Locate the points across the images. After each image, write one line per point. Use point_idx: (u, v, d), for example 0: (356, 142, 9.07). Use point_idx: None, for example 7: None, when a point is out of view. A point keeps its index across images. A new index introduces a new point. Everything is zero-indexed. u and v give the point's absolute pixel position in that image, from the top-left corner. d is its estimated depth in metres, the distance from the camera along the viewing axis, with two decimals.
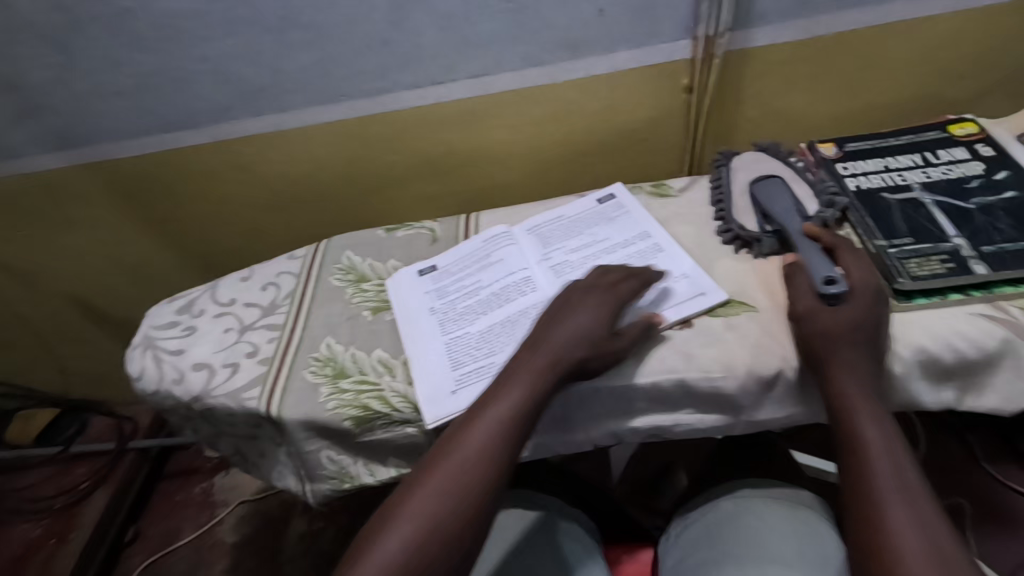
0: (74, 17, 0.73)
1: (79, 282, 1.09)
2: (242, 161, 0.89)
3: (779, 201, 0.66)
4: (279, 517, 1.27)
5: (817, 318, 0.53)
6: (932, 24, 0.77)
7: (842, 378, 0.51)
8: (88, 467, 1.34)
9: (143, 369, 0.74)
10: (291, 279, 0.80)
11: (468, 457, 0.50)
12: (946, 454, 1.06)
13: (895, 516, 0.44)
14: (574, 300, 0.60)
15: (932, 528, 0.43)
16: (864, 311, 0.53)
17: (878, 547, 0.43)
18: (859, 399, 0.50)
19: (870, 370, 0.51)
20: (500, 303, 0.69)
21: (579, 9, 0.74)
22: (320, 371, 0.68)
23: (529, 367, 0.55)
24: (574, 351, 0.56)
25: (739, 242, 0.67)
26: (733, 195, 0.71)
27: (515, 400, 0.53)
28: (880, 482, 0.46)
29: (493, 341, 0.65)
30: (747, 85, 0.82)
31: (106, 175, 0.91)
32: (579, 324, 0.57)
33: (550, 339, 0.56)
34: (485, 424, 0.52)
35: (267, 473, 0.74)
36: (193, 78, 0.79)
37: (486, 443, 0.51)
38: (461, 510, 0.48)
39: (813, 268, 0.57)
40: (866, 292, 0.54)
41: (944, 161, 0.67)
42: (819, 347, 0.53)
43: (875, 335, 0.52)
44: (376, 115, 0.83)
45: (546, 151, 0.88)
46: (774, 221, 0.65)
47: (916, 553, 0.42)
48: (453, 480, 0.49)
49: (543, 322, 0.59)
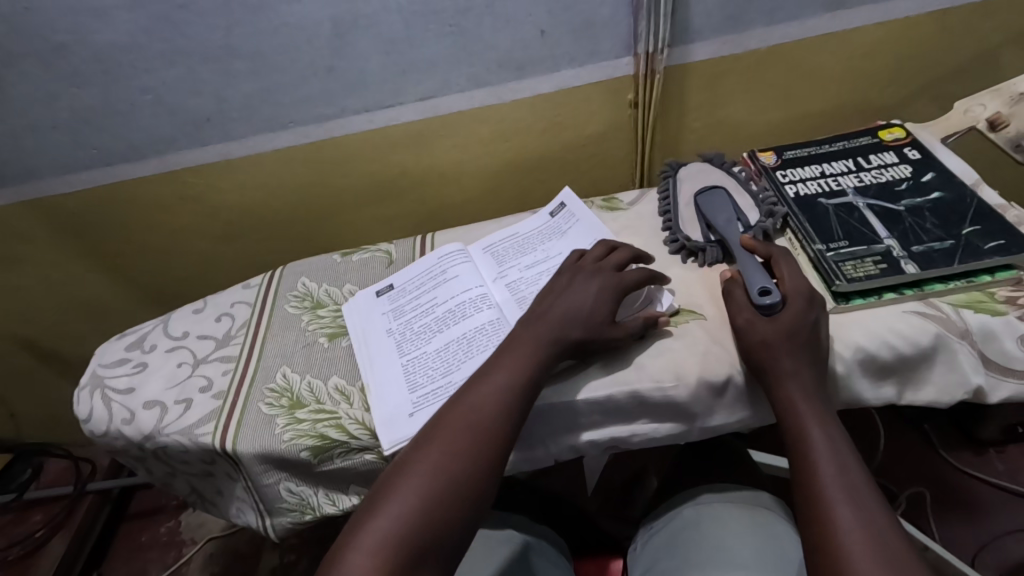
0: (5, 53, 0.71)
1: (26, 323, 1.05)
2: (192, 191, 0.88)
3: (721, 211, 0.68)
4: (250, 552, 1.24)
5: (755, 327, 0.55)
6: (858, 35, 0.81)
7: (787, 383, 0.52)
8: (44, 515, 1.30)
9: (91, 410, 0.71)
10: (246, 309, 0.79)
11: (470, 430, 0.51)
12: (905, 443, 1.10)
13: (841, 510, 0.45)
14: (578, 281, 0.61)
15: (877, 521, 0.44)
16: (800, 317, 0.54)
17: (828, 544, 0.44)
18: (802, 401, 0.51)
19: (812, 375, 0.53)
20: (455, 321, 0.69)
21: (521, 29, 0.75)
22: (275, 402, 0.66)
23: (533, 343, 0.57)
24: (575, 326, 0.58)
25: (686, 251, 0.69)
26: (679, 205, 0.73)
27: (514, 373, 0.54)
28: (826, 479, 0.47)
29: (449, 360, 0.65)
30: (691, 97, 0.84)
31: (49, 211, 0.88)
32: (583, 303, 0.59)
33: (553, 316, 0.58)
34: (485, 398, 0.53)
35: (226, 509, 0.73)
36: (135, 110, 0.78)
37: (486, 415, 0.52)
38: (461, 482, 0.48)
39: (750, 279, 0.59)
40: (799, 298, 0.55)
41: (875, 166, 0.70)
42: (763, 355, 0.54)
43: (813, 339, 0.54)
44: (326, 141, 0.83)
45: (499, 169, 0.89)
46: (717, 231, 0.67)
47: (862, 547, 0.42)
48: (451, 453, 0.50)
49: (545, 301, 0.61)
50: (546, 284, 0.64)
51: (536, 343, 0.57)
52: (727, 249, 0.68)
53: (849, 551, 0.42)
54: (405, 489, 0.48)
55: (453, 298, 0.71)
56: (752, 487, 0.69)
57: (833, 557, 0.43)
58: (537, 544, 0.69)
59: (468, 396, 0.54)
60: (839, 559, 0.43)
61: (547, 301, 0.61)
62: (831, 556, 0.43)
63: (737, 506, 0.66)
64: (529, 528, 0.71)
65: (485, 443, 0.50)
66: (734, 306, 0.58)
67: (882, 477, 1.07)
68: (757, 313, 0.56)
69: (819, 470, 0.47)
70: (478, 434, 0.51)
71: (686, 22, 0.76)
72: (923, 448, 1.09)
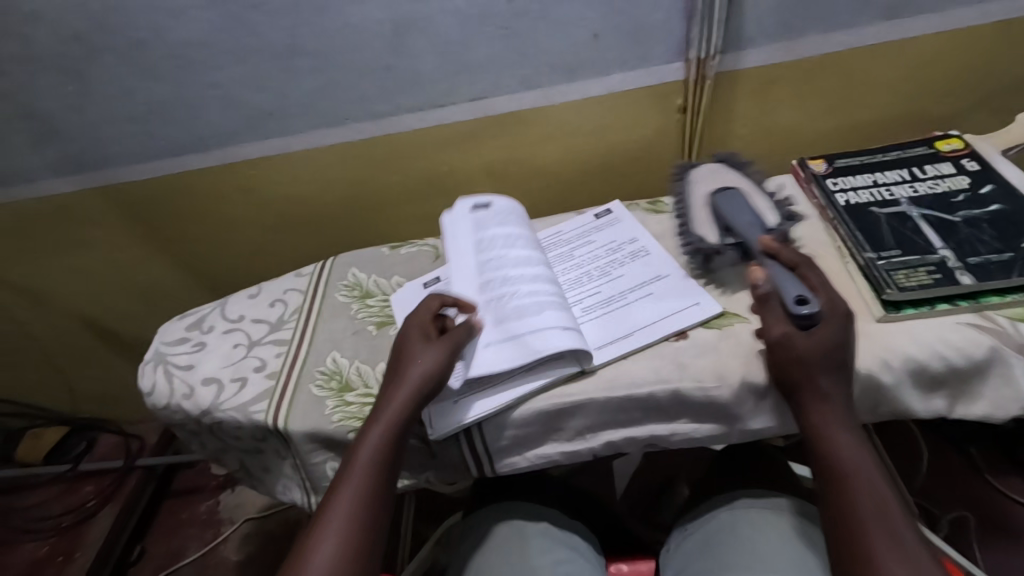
0: (90, 48, 0.76)
1: (89, 303, 1.11)
2: (250, 182, 0.92)
3: (742, 213, 0.67)
4: (284, 535, 1.28)
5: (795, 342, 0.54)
6: (915, 44, 0.80)
7: (820, 398, 0.53)
8: (95, 487, 1.36)
9: (154, 384, 0.75)
10: (298, 296, 0.83)
11: (360, 487, 0.54)
12: (948, 466, 1.07)
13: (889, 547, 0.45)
14: (418, 342, 0.61)
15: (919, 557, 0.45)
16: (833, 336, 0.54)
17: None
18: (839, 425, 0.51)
19: (844, 395, 0.53)
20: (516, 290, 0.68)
21: (573, 34, 0.77)
22: (326, 384, 0.70)
23: (405, 394, 0.58)
24: (425, 392, 0.58)
25: (703, 254, 0.67)
26: (692, 208, 0.72)
27: (377, 449, 0.56)
28: (870, 508, 0.47)
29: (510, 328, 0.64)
30: (740, 103, 0.84)
31: (118, 198, 0.94)
32: (424, 364, 0.59)
33: (411, 376, 0.58)
34: (355, 482, 0.54)
35: (272, 487, 0.77)
36: (204, 104, 0.82)
37: (358, 497, 0.54)
38: (348, 558, 0.51)
39: (782, 287, 0.57)
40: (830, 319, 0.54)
41: (930, 176, 0.69)
42: (797, 371, 0.53)
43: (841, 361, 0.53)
44: (379, 138, 0.87)
45: (544, 170, 0.91)
46: (738, 233, 0.66)
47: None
48: (342, 529, 0.52)
49: (391, 366, 0.61)
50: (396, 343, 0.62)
51: (392, 417, 0.57)
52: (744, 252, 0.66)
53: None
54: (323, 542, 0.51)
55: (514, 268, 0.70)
56: (791, 495, 0.69)
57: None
58: (570, 539, 0.70)
59: (363, 442, 0.56)
60: None
61: (391, 369, 0.60)
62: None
63: (775, 511, 0.66)
64: (563, 523, 0.72)
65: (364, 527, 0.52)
66: (774, 319, 0.56)
67: (923, 498, 1.04)
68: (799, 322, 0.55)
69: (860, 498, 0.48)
70: (360, 507, 0.53)
71: (739, 29, 0.77)
72: (967, 471, 1.06)
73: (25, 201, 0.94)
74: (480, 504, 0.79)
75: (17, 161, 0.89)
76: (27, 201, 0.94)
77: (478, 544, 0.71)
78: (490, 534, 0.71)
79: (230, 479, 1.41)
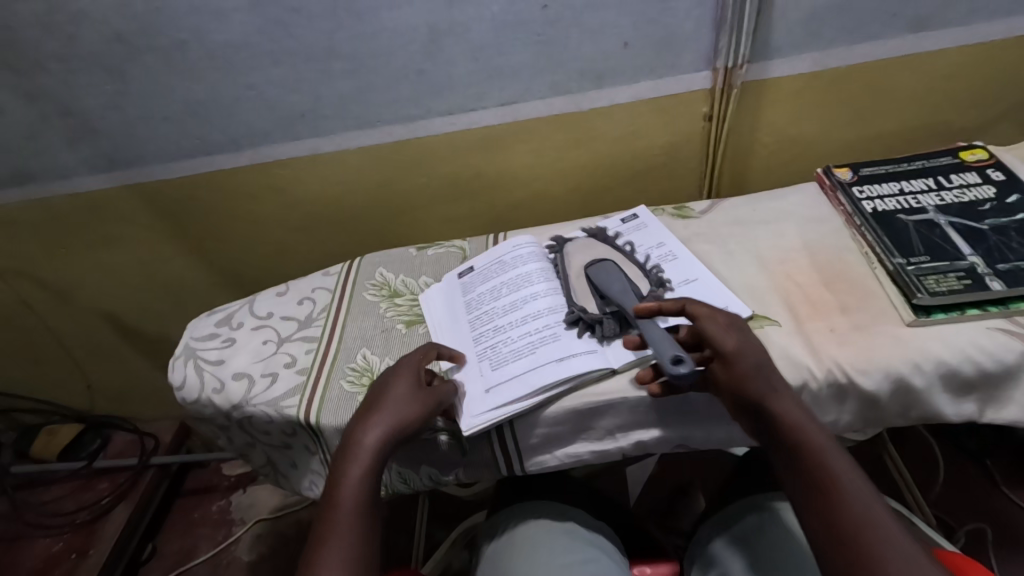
0: (132, 48, 0.78)
1: (113, 300, 1.13)
2: (280, 182, 0.93)
3: (614, 282, 0.67)
4: (296, 536, 1.29)
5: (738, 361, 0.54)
6: (939, 56, 0.81)
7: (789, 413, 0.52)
8: (109, 484, 1.37)
9: (184, 378, 0.76)
10: (326, 294, 0.84)
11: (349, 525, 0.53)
12: (964, 477, 1.07)
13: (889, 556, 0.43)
14: (397, 384, 0.61)
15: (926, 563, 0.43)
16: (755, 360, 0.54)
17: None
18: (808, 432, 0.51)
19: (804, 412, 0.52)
20: (531, 306, 0.71)
21: (604, 42, 0.79)
22: (357, 380, 0.71)
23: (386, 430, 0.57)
24: (408, 431, 0.58)
25: (584, 324, 0.66)
26: (569, 277, 0.72)
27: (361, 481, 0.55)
28: (860, 521, 0.45)
29: (528, 341, 0.67)
30: (764, 112, 0.86)
31: (148, 196, 0.95)
32: (403, 405, 0.59)
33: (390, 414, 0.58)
34: (341, 525, 0.53)
35: (299, 483, 0.77)
36: (239, 105, 0.84)
37: (349, 529, 0.53)
38: None
39: (660, 348, 0.54)
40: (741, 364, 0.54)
41: (956, 185, 0.70)
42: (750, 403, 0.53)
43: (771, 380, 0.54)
44: (409, 141, 0.88)
45: (570, 175, 0.93)
46: (613, 301, 0.66)
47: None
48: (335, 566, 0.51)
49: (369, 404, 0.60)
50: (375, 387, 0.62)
51: (371, 451, 0.56)
52: (622, 320, 0.66)
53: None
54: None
55: (525, 288, 0.73)
56: None
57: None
58: (598, 539, 0.71)
59: (346, 478, 0.55)
60: None
61: (367, 407, 0.60)
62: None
63: None
64: (588, 523, 0.73)
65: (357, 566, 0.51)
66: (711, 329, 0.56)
67: (940, 509, 1.04)
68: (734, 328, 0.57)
69: (846, 509, 0.46)
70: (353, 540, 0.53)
71: (767, 39, 0.79)
72: (985, 483, 1.06)
73: (57, 197, 0.95)
74: (505, 505, 0.79)
75: (52, 158, 0.90)
76: (59, 198, 0.95)
77: (507, 543, 0.71)
78: (519, 532, 0.71)
79: (243, 479, 1.41)
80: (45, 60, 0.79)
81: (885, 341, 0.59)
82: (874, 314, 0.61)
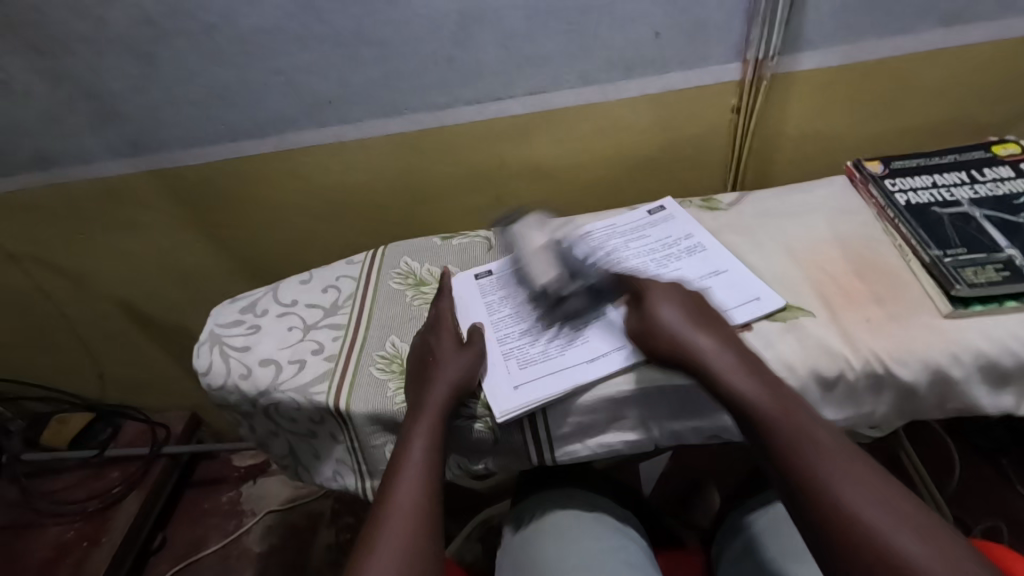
0: (161, 32, 0.78)
1: (129, 287, 1.12)
2: (303, 171, 0.93)
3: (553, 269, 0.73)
4: (307, 528, 1.28)
5: (668, 318, 0.60)
6: (970, 50, 0.81)
7: (700, 334, 0.58)
8: (121, 472, 1.33)
9: (210, 364, 0.76)
10: (351, 282, 0.83)
11: (414, 479, 0.56)
12: (980, 475, 1.08)
13: (811, 464, 0.47)
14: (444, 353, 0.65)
15: (857, 459, 0.47)
16: (682, 295, 0.63)
17: (819, 499, 0.46)
18: (736, 372, 0.55)
19: (721, 333, 0.59)
20: (555, 309, 0.70)
21: (635, 31, 0.78)
22: (386, 367, 0.71)
23: (441, 394, 0.62)
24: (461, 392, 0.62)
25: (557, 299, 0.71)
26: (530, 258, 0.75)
27: (428, 443, 0.59)
28: (792, 432, 0.50)
29: (556, 343, 0.67)
30: (792, 104, 0.86)
31: (169, 181, 0.94)
32: (453, 370, 0.64)
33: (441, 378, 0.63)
34: (407, 479, 0.56)
35: (323, 471, 0.76)
36: (266, 90, 0.83)
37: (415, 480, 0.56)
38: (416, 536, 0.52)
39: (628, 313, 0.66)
40: (680, 298, 0.63)
41: (990, 179, 0.70)
42: (676, 333, 0.59)
43: (699, 308, 0.62)
44: (434, 130, 0.88)
45: (594, 166, 0.92)
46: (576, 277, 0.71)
47: (852, 489, 0.45)
48: (404, 513, 0.54)
49: (422, 369, 0.65)
50: (416, 357, 0.67)
51: (437, 408, 0.61)
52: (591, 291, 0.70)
53: (857, 510, 0.44)
54: (392, 527, 0.53)
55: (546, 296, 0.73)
56: None
57: (828, 513, 0.45)
58: (625, 528, 0.71)
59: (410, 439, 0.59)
60: (838, 505, 0.45)
61: (422, 370, 0.65)
62: (830, 513, 0.45)
63: None
64: (616, 514, 0.72)
65: (424, 512, 0.54)
66: (649, 305, 0.62)
67: (955, 507, 1.04)
68: (662, 299, 0.62)
69: (780, 425, 0.50)
70: (419, 491, 0.56)
71: (799, 32, 0.79)
72: (1000, 483, 1.06)
73: (78, 181, 0.95)
74: (528, 493, 0.79)
75: (77, 142, 0.90)
76: (80, 182, 0.94)
77: (536, 530, 0.71)
78: (546, 520, 0.71)
79: (253, 470, 1.41)
80: (74, 42, 0.79)
81: (921, 332, 0.59)
82: (909, 305, 0.61)
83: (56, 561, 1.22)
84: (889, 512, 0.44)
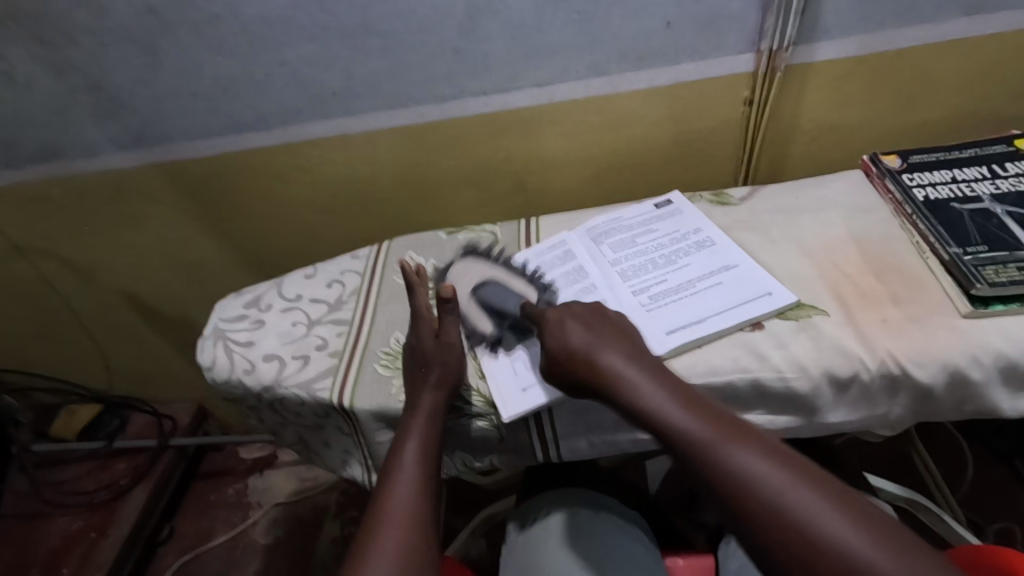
0: (164, 22, 0.76)
1: (135, 280, 1.12)
2: (307, 163, 0.92)
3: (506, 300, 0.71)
4: (313, 521, 1.28)
5: (574, 337, 0.59)
6: (992, 42, 0.78)
7: (608, 351, 0.56)
8: (128, 464, 1.34)
9: (214, 359, 0.75)
10: (355, 277, 0.82)
11: (409, 481, 0.55)
12: (994, 477, 1.06)
13: (741, 472, 0.44)
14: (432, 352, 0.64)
15: (782, 457, 0.45)
16: (587, 312, 0.62)
17: (769, 513, 0.42)
18: (648, 387, 0.52)
19: (626, 346, 0.57)
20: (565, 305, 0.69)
21: (646, 21, 0.76)
22: (391, 364, 0.70)
23: (432, 394, 0.61)
24: (451, 391, 0.62)
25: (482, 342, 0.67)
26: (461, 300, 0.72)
27: (422, 444, 0.58)
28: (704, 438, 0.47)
29: None
30: (806, 96, 0.84)
31: (173, 173, 0.94)
32: (443, 369, 0.63)
33: (431, 376, 0.62)
34: (402, 480, 0.56)
35: (328, 466, 0.76)
36: (271, 82, 0.82)
37: (409, 481, 0.56)
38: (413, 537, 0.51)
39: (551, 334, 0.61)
40: (594, 316, 0.61)
41: (1012, 174, 0.68)
42: (588, 352, 0.57)
43: (599, 323, 0.60)
44: (440, 122, 0.86)
45: (602, 160, 0.91)
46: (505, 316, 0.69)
47: (790, 489, 0.42)
48: (400, 514, 0.53)
49: (414, 367, 0.64)
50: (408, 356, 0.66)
51: (432, 408, 0.60)
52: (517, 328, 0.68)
53: (805, 513, 0.41)
54: (387, 529, 0.52)
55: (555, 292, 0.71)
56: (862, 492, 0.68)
57: (763, 524, 0.42)
58: (632, 528, 0.70)
59: (403, 442, 0.58)
60: (782, 511, 0.41)
61: (413, 369, 0.64)
62: (764, 526, 0.41)
63: None
64: (622, 513, 0.72)
65: (418, 513, 0.53)
66: (552, 330, 0.60)
67: (967, 509, 1.02)
68: (566, 319, 0.61)
69: (693, 433, 0.47)
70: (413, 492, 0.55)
71: (815, 22, 0.76)
72: (1012, 483, 1.04)
73: (83, 174, 0.94)
74: (533, 492, 0.78)
75: (81, 134, 0.89)
76: (85, 174, 0.94)
77: (541, 528, 0.70)
78: (550, 520, 0.70)
79: (259, 463, 1.41)
80: (77, 33, 0.78)
81: (939, 332, 0.57)
82: (928, 304, 0.60)
83: (64, 552, 1.22)
84: (833, 509, 0.41)
